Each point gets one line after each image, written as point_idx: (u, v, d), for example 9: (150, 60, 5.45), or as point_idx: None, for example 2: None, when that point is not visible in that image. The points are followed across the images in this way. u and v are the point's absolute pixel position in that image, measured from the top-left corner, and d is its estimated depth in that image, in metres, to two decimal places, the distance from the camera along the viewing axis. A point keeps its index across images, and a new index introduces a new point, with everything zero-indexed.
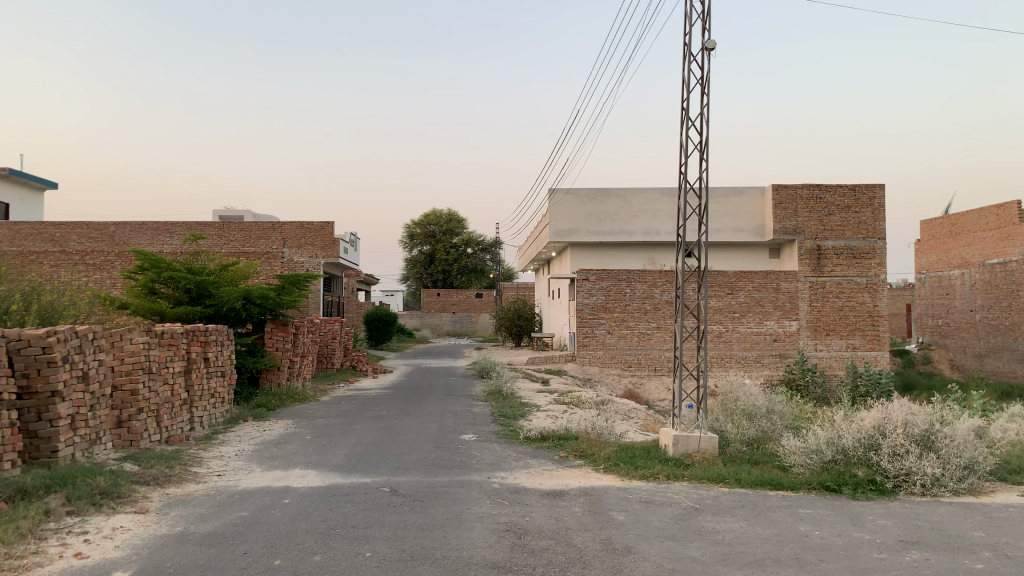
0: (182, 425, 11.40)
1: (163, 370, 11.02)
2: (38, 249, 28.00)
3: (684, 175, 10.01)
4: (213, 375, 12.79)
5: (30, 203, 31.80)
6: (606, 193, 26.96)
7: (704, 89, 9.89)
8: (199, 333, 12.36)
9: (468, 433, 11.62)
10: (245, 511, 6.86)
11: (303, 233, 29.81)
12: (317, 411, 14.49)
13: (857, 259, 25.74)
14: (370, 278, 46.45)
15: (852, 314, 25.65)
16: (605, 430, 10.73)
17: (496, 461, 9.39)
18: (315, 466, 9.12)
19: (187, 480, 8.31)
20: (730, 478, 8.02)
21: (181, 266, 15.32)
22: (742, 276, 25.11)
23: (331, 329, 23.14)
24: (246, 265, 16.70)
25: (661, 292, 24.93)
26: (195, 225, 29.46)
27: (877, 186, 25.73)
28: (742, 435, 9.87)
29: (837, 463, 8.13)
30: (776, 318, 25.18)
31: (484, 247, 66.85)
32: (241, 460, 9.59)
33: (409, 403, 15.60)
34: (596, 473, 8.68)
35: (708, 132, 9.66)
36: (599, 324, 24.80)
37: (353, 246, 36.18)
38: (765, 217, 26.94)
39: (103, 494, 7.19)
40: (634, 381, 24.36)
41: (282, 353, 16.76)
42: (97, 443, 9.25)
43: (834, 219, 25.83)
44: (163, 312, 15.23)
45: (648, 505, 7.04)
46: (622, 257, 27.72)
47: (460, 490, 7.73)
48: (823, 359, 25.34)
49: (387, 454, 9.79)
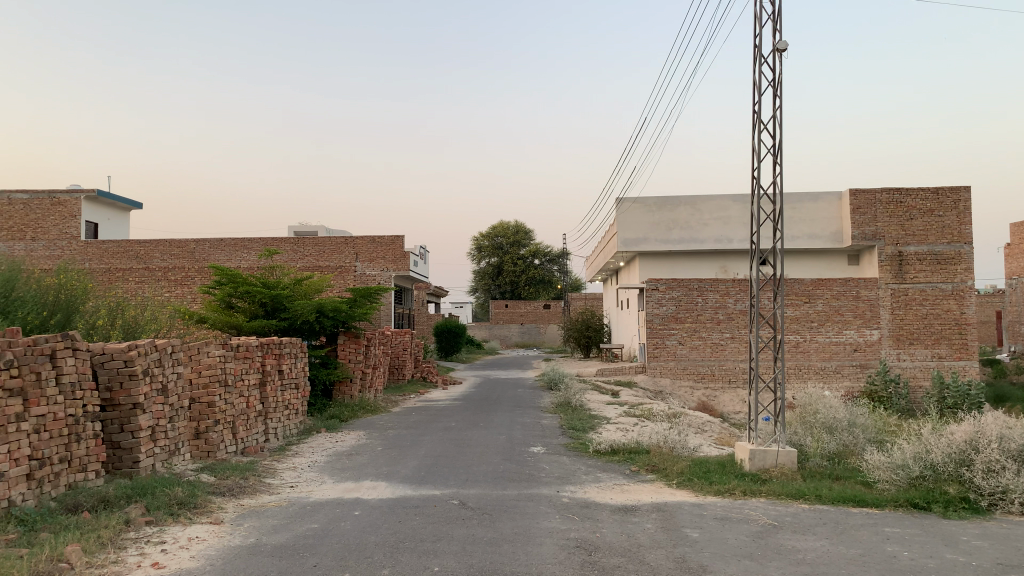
0: (257, 436, 11.64)
1: (239, 383, 11.27)
2: (124, 266, 29.23)
3: (756, 181, 9.80)
4: (287, 387, 13.04)
5: (117, 222, 33.29)
6: (676, 201, 26.57)
7: (776, 91, 9.67)
8: (273, 346, 12.62)
9: (538, 445, 11.52)
10: (316, 523, 6.91)
11: (375, 247, 30.28)
12: (388, 423, 14.61)
13: (942, 265, 24.60)
14: (439, 291, 46.89)
15: (938, 322, 24.55)
16: (678, 443, 10.48)
17: (566, 474, 9.26)
18: (385, 478, 9.15)
19: (260, 491, 8.44)
20: (811, 494, 7.69)
21: (257, 280, 15.69)
22: (820, 284, 24.29)
23: (402, 341, 23.38)
24: (319, 278, 16.99)
25: (735, 301, 24.33)
26: (270, 241, 30.29)
27: (962, 188, 24.66)
28: (822, 449, 9.48)
29: (926, 479, 7.70)
30: (856, 327, 24.27)
31: (553, 258, 66.73)
32: (313, 471, 9.71)
33: (478, 415, 15.58)
34: (669, 488, 8.46)
35: (781, 134, 9.39)
36: (670, 335, 24.41)
37: (423, 258, 36.65)
38: (843, 223, 26.11)
39: (181, 504, 7.36)
40: (707, 394, 23.84)
41: (355, 365, 16.98)
42: (177, 454, 9.50)
43: (916, 223, 24.80)
44: (240, 326, 15.62)
45: (723, 521, 6.80)
46: (694, 265, 27.26)
47: (530, 504, 7.62)
48: (907, 370, 24.32)
49: (456, 466, 9.76)
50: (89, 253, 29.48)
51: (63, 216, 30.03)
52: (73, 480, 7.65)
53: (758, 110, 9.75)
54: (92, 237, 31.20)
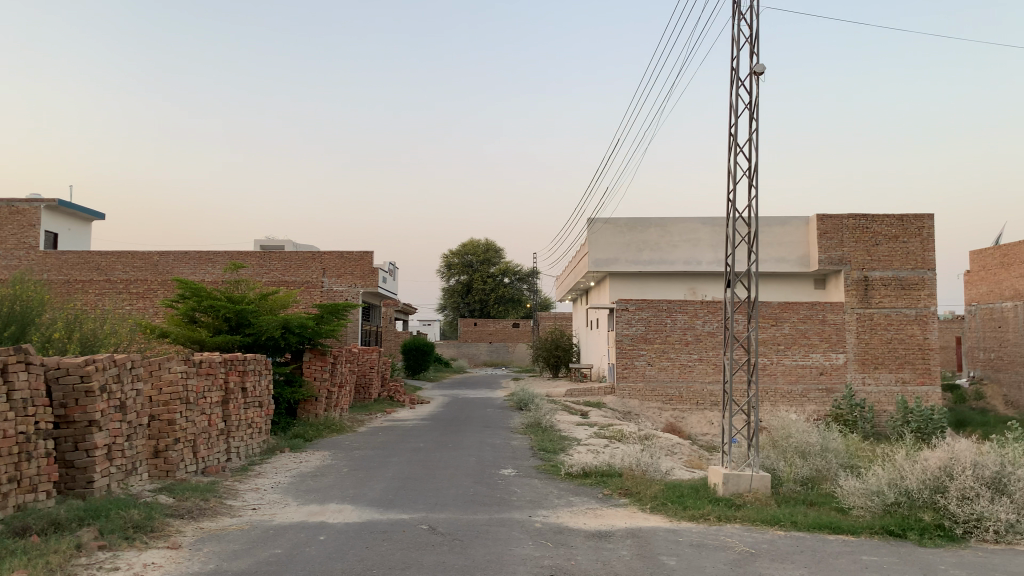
0: (219, 455, 11.27)
1: (201, 401, 10.93)
2: (84, 277, 28.52)
3: (731, 203, 9.78)
4: (251, 405, 12.68)
5: (78, 233, 32.53)
6: (646, 223, 26.69)
7: (753, 114, 9.67)
8: (237, 362, 12.27)
9: (508, 467, 11.32)
10: (279, 548, 6.64)
11: (343, 262, 29.86)
12: (354, 443, 14.29)
13: (906, 290, 25.00)
14: (408, 308, 46.53)
15: (902, 346, 24.83)
16: (651, 467, 10.34)
17: (538, 498, 9.06)
18: (351, 500, 8.88)
19: (221, 513, 8.12)
20: (786, 521, 7.58)
21: (222, 295, 15.31)
22: (787, 307, 24.48)
23: (369, 358, 23.03)
24: (286, 294, 16.67)
25: (704, 323, 24.44)
26: (236, 255, 29.79)
27: (926, 216, 25.12)
28: (795, 473, 9.41)
29: (901, 506, 7.64)
30: (822, 350, 24.45)
31: (522, 277, 66.65)
32: (277, 493, 9.39)
33: (447, 435, 15.32)
34: (642, 513, 8.32)
35: (757, 157, 9.40)
36: (639, 355, 24.37)
37: (392, 275, 36.31)
38: (810, 247, 26.39)
39: (136, 528, 7.03)
40: (675, 415, 23.78)
41: (321, 383, 16.62)
42: (134, 473, 9.14)
43: (881, 249, 25.19)
44: (204, 341, 15.23)
45: (700, 548, 6.65)
46: (663, 287, 27.26)
47: (501, 529, 7.41)
48: (871, 394, 24.53)
49: (425, 489, 9.52)
50: (48, 263, 28.75)
51: (22, 225, 29.24)
52: (22, 501, 7.28)
53: (734, 132, 9.74)
54: (52, 247, 30.45)
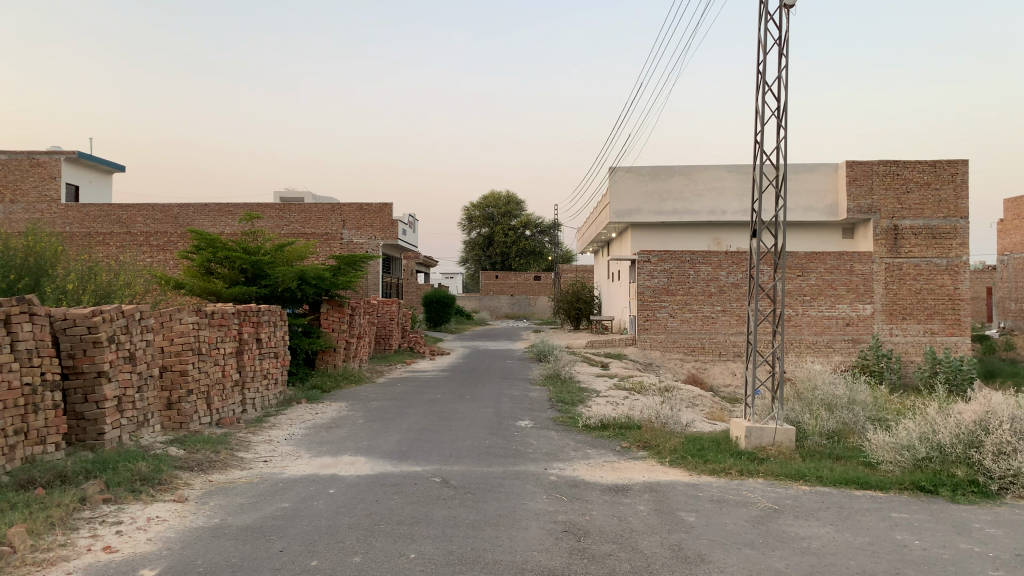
0: (233, 407, 11.17)
1: (214, 352, 10.78)
2: (105, 230, 28.55)
3: (758, 145, 9.29)
4: (265, 356, 12.54)
5: (99, 185, 32.52)
6: (669, 171, 26.04)
7: (782, 49, 9.11)
8: (251, 314, 12.11)
9: (525, 419, 11.12)
10: (286, 502, 6.47)
11: (362, 214, 29.61)
12: (371, 394, 14.16)
13: (936, 240, 24.33)
14: (429, 261, 46.38)
15: (931, 297, 24.28)
16: (671, 419, 10.07)
17: (553, 451, 8.85)
18: (364, 453, 8.72)
19: (232, 466, 7.99)
20: (811, 476, 7.30)
21: (237, 246, 15.11)
22: (814, 258, 23.87)
23: (388, 310, 22.86)
24: (303, 244, 16.44)
25: (728, 275, 23.91)
26: (255, 207, 29.61)
27: (959, 162, 24.25)
28: (821, 427, 9.10)
29: (933, 461, 7.32)
30: (849, 301, 23.92)
31: (544, 229, 66.12)
32: (290, 445, 9.25)
33: (465, 387, 15.15)
34: (661, 467, 8.08)
35: (787, 95, 8.89)
36: (661, 307, 24.03)
37: (413, 228, 36.03)
38: (838, 195, 25.65)
39: (144, 481, 6.91)
40: (697, 366, 23.50)
41: (338, 335, 16.46)
42: (145, 425, 9.03)
43: (912, 197, 24.43)
44: (219, 292, 15.04)
45: (721, 504, 6.40)
46: (687, 237, 26.79)
47: (515, 482, 7.21)
48: (898, 345, 24.07)
49: (440, 441, 9.33)
50: (70, 216, 28.79)
51: (43, 177, 29.21)
52: (30, 453, 7.19)
53: (763, 69, 9.18)
54: (73, 200, 30.45)
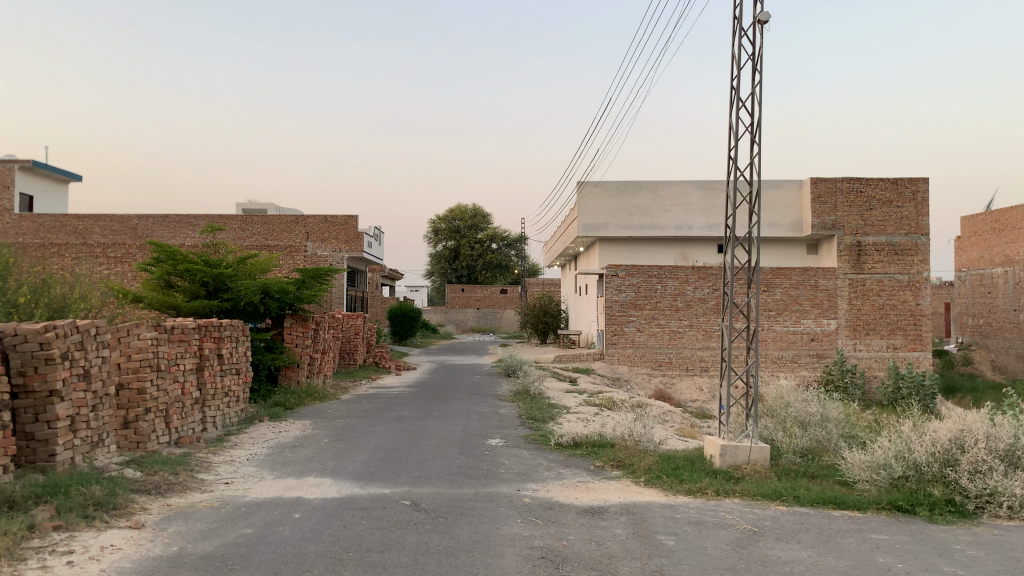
0: (193, 425, 10.79)
1: (173, 369, 10.41)
2: (60, 241, 27.76)
3: (732, 161, 9.25)
4: (227, 373, 12.18)
5: (55, 194, 31.69)
6: (637, 186, 26.11)
7: (756, 65, 9.09)
8: (212, 329, 11.75)
9: (496, 437, 10.91)
10: (250, 528, 6.17)
11: (327, 226, 29.22)
12: (337, 411, 13.83)
13: (898, 256, 24.68)
14: (394, 274, 45.99)
15: (894, 313, 24.57)
16: (644, 436, 9.93)
17: (526, 470, 8.66)
18: (330, 473, 8.44)
19: (191, 488, 7.66)
20: (788, 495, 7.21)
21: (198, 258, 14.71)
22: (779, 273, 24.07)
23: (354, 324, 22.48)
24: (266, 257, 16.09)
25: (694, 289, 23.99)
26: (217, 218, 29.04)
27: (920, 180, 24.69)
28: (795, 445, 9.04)
29: (909, 480, 7.27)
30: (813, 316, 24.14)
31: (511, 243, 66.08)
32: (252, 465, 8.92)
33: (432, 403, 14.90)
34: (637, 486, 7.93)
35: (760, 112, 8.86)
36: (629, 321, 23.99)
37: (378, 241, 35.67)
38: (803, 212, 25.82)
39: (98, 505, 6.56)
40: (664, 381, 23.49)
41: (302, 350, 16.09)
42: (100, 446, 8.63)
43: (874, 214, 24.76)
44: (179, 306, 14.62)
45: (699, 527, 6.25)
46: (654, 252, 26.86)
47: (488, 505, 7.00)
48: (862, 360, 24.31)
49: (409, 461, 9.08)
50: (24, 227, 27.95)
51: None
52: None
53: (736, 85, 9.16)
54: (27, 210, 29.59)
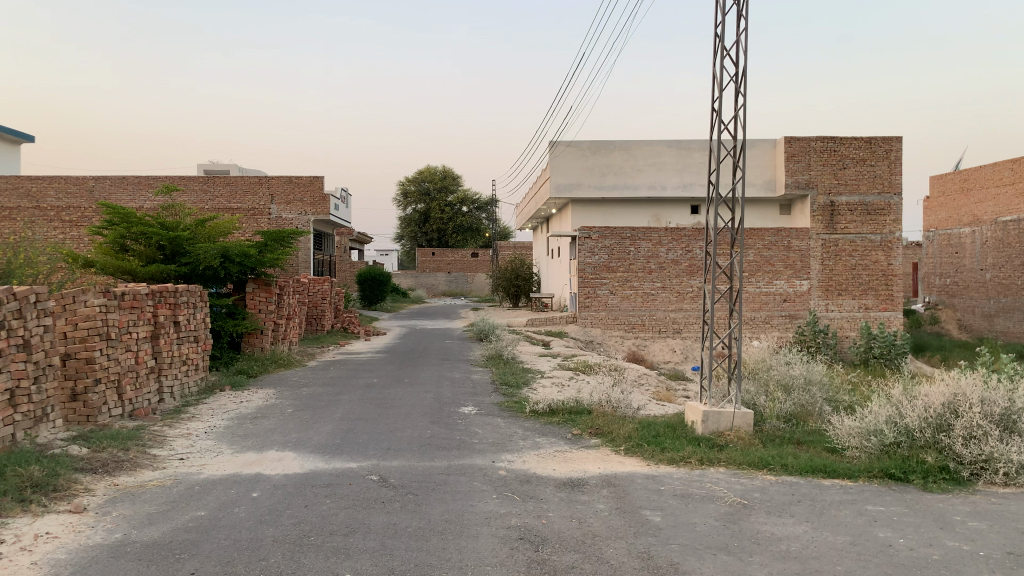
0: (149, 396, 10.22)
1: (125, 337, 9.79)
2: (12, 204, 26.56)
3: (716, 114, 8.79)
4: (185, 341, 11.59)
5: (5, 156, 30.37)
6: (610, 145, 25.59)
7: (740, 10, 8.57)
8: (167, 294, 11.13)
9: (469, 405, 10.49)
10: (203, 509, 5.70)
11: (293, 188, 28.35)
12: (302, 379, 13.32)
13: (871, 216, 24.49)
14: (363, 237, 45.14)
15: (866, 273, 24.47)
16: (622, 402, 9.56)
17: (501, 440, 8.25)
18: (293, 446, 7.96)
19: (142, 466, 7.14)
20: (776, 464, 6.88)
21: (153, 221, 13.98)
22: (752, 234, 23.81)
23: (321, 289, 21.85)
24: (227, 220, 15.40)
25: (668, 251, 23.64)
26: (177, 180, 28.00)
27: (894, 139, 24.43)
28: (778, 410, 8.74)
29: (900, 446, 6.98)
30: (786, 277, 23.93)
31: (481, 206, 65.32)
32: (211, 439, 8.41)
33: (403, 370, 14.44)
34: (617, 456, 7.55)
35: (746, 61, 8.42)
36: (602, 284, 23.64)
37: (346, 204, 34.89)
38: (777, 171, 25.36)
39: (36, 488, 6.03)
40: (637, 343, 23.26)
41: (265, 316, 15.47)
42: (43, 421, 8.02)
43: (848, 172, 24.52)
44: (135, 271, 13.90)
45: (686, 500, 5.90)
46: (627, 214, 26.49)
47: (461, 479, 6.58)
48: (834, 320, 24.26)
49: (377, 432, 8.62)
50: None
51: None
52: None
53: (720, 33, 8.66)
54: None
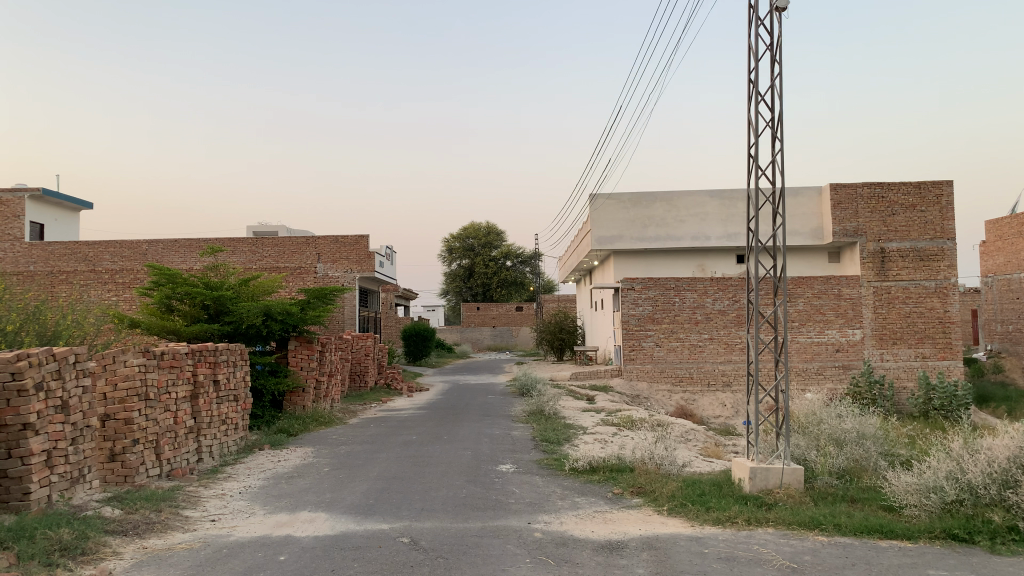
0: (187, 456, 10.20)
1: (164, 397, 9.83)
2: (69, 268, 27.41)
3: (752, 160, 8.62)
4: (224, 400, 11.61)
5: (64, 222, 31.51)
6: (651, 197, 25.47)
7: (774, 56, 8.45)
8: (207, 354, 11.20)
9: (507, 463, 10.24)
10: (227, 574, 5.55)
11: (338, 246, 28.74)
12: (342, 437, 13.22)
13: (924, 262, 23.80)
14: (409, 293, 45.50)
15: (921, 321, 23.69)
16: (666, 459, 9.20)
17: (538, 500, 7.97)
18: (327, 507, 7.81)
19: (173, 528, 7.05)
20: (828, 524, 6.48)
21: (198, 281, 14.19)
22: (801, 282, 23.27)
23: (364, 346, 21.93)
24: (270, 279, 15.62)
25: (714, 301, 23.22)
26: (225, 241, 28.63)
27: (945, 183, 23.74)
28: (830, 465, 8.31)
29: (963, 504, 6.54)
30: (838, 326, 23.28)
31: (525, 260, 65.54)
32: (244, 500, 8.30)
33: (442, 426, 14.24)
34: (659, 516, 7.21)
35: (781, 105, 8.26)
36: (647, 336, 23.26)
37: (391, 261, 35.30)
38: (823, 219, 24.91)
39: (64, 551, 5.95)
40: (685, 397, 22.68)
41: (307, 373, 15.47)
42: (80, 482, 8.00)
43: (898, 219, 23.89)
44: (178, 331, 14.08)
45: (731, 564, 5.55)
46: (671, 265, 26.17)
47: (494, 542, 6.32)
48: (890, 370, 23.41)
49: (412, 492, 8.43)
50: (34, 255, 27.79)
51: (7, 216, 28.09)
52: None
53: (754, 78, 8.55)
54: (38, 238, 29.38)
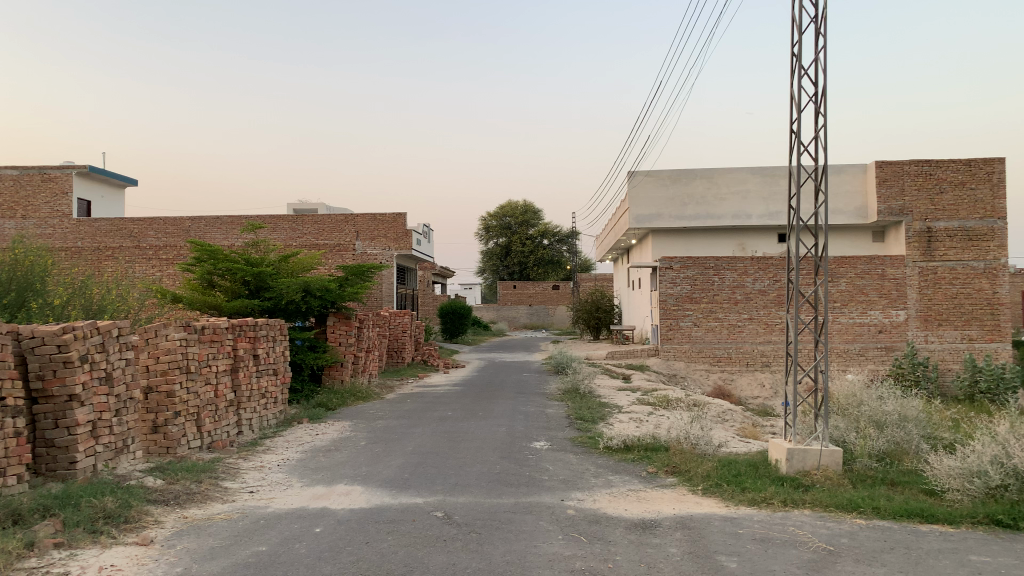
0: (227, 428, 10.40)
1: (205, 370, 10.00)
2: (115, 245, 27.98)
3: (795, 136, 8.41)
4: (264, 374, 11.79)
5: (110, 199, 32.13)
6: (691, 174, 25.14)
7: (819, 28, 8.22)
8: (247, 328, 11.35)
9: (541, 440, 10.25)
10: (264, 544, 5.65)
11: (375, 224, 28.89)
12: (378, 412, 13.35)
13: (973, 242, 23.19)
14: (446, 271, 45.65)
15: (968, 302, 23.16)
16: (701, 439, 9.12)
17: (572, 477, 7.97)
18: (362, 480, 7.90)
19: (212, 499, 7.19)
20: (867, 507, 6.38)
21: (239, 257, 14.39)
22: (844, 262, 22.75)
23: (401, 322, 22.08)
24: (309, 255, 15.76)
25: (754, 281, 22.91)
26: (266, 219, 28.96)
27: (996, 160, 23.05)
28: (870, 447, 8.17)
29: (1008, 489, 6.38)
30: (881, 307, 22.74)
31: (563, 238, 65.24)
32: (282, 472, 8.44)
33: (477, 403, 14.29)
34: (694, 496, 7.17)
35: (825, 79, 8.05)
36: (685, 316, 23.05)
37: (428, 238, 35.41)
38: (868, 197, 24.34)
39: (108, 519, 6.10)
40: (723, 377, 22.48)
41: (345, 349, 15.63)
42: (124, 452, 8.21)
43: (946, 198, 23.30)
44: (220, 306, 14.30)
45: (766, 545, 5.49)
46: (710, 243, 25.87)
47: (527, 518, 6.33)
48: (935, 352, 22.92)
49: (446, 467, 8.47)
50: (82, 232, 28.43)
51: (55, 193, 28.72)
52: None
53: (797, 51, 8.34)
54: (85, 215, 30.02)
